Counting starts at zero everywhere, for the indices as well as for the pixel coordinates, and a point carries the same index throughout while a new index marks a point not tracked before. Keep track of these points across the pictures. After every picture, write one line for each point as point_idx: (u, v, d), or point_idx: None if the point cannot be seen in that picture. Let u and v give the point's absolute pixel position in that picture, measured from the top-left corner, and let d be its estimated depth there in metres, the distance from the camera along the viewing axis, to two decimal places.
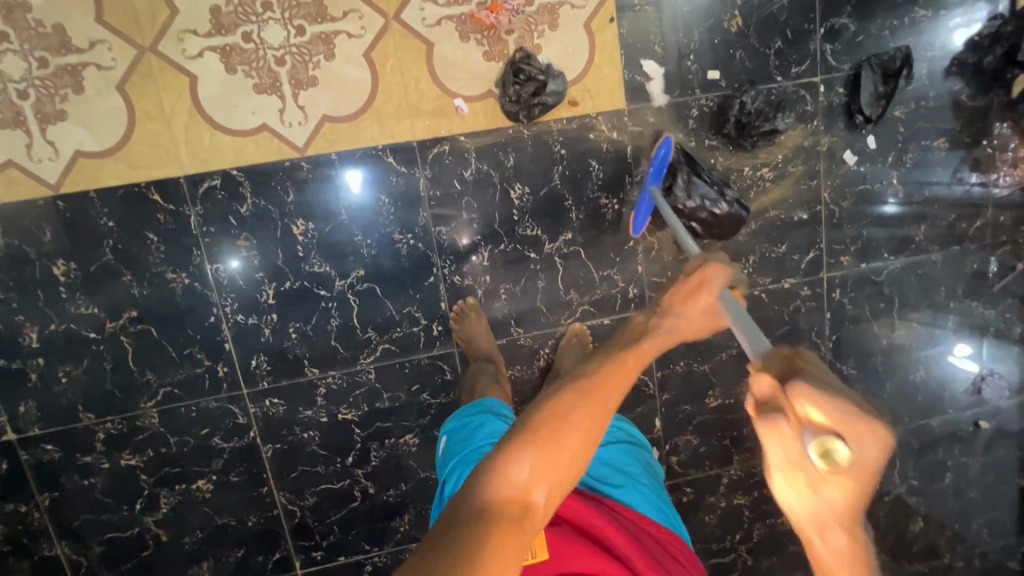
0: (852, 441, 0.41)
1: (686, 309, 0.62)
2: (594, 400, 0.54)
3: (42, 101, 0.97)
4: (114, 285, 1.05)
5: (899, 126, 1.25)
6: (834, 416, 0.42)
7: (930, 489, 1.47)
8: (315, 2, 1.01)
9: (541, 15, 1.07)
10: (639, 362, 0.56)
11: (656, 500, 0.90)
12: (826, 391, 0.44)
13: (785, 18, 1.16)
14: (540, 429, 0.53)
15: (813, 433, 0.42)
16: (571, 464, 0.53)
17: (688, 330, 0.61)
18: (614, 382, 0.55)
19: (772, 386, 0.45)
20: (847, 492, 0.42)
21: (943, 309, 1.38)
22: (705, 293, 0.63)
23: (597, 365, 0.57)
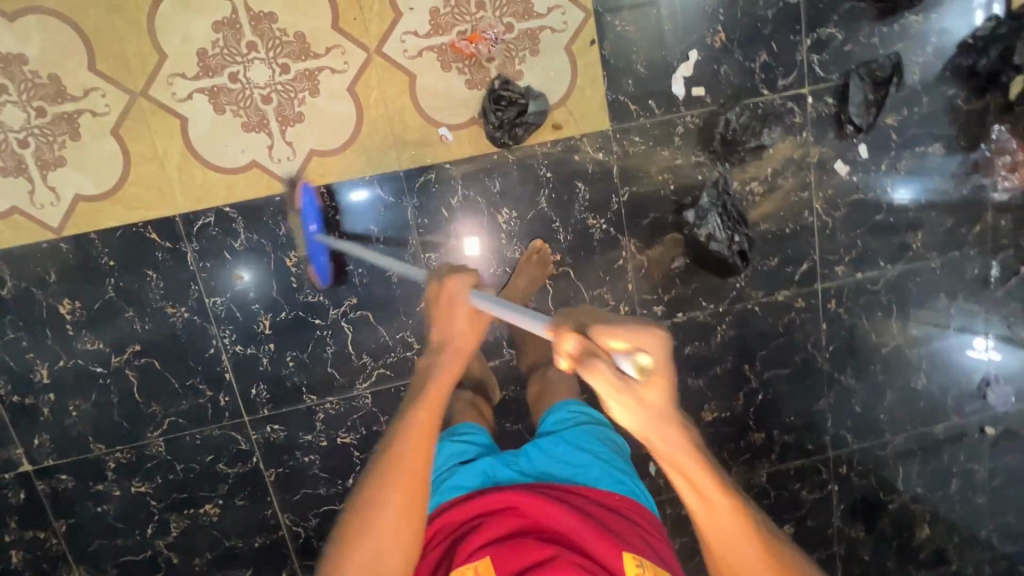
0: (647, 347, 0.53)
1: (455, 329, 0.74)
2: (393, 480, 0.67)
3: (41, 149, 1.01)
4: (118, 321, 1.09)
5: (891, 133, 1.23)
6: (632, 336, 0.52)
7: (936, 496, 1.46)
8: (298, 40, 1.03)
9: (522, 41, 1.08)
10: (422, 416, 0.70)
11: (617, 473, 0.87)
12: (614, 322, 0.54)
13: (770, 30, 1.14)
14: (353, 530, 0.65)
15: (622, 356, 0.52)
16: (392, 542, 0.66)
17: (466, 351, 0.75)
18: (407, 454, 0.68)
19: (580, 340, 0.53)
20: (661, 388, 0.55)
21: (943, 315, 1.36)
22: (459, 307, 0.74)
23: (392, 443, 0.70)
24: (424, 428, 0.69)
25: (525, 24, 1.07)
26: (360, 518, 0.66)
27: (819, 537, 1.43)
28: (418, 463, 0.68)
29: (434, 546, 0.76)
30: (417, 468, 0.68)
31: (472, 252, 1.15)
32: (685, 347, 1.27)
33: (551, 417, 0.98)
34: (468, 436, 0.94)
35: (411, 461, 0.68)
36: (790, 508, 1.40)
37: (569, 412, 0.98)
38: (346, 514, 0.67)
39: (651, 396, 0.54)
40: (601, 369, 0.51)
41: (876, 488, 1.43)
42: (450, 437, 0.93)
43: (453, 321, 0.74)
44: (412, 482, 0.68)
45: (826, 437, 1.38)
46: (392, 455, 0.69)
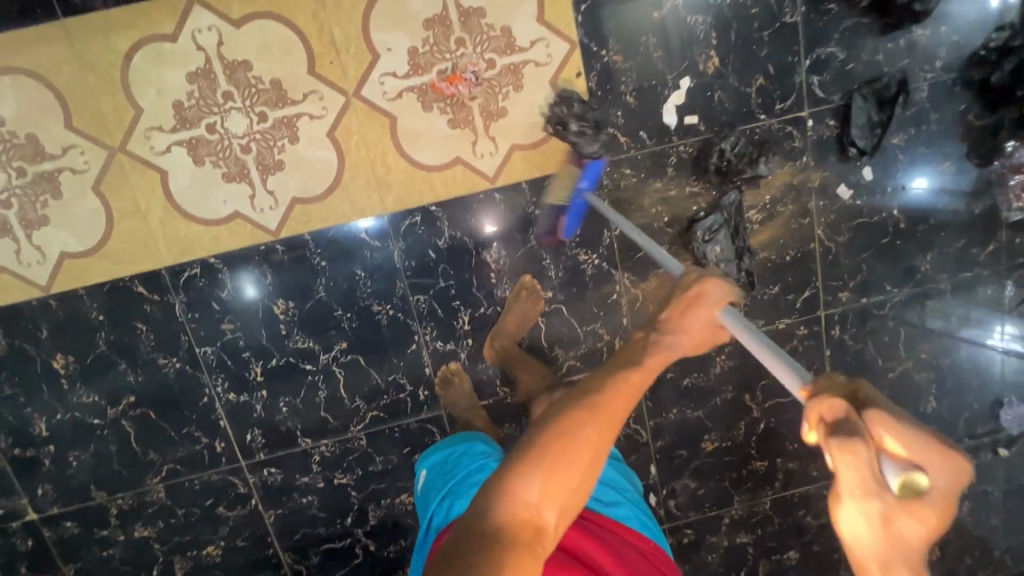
0: (939, 471, 0.37)
1: (687, 324, 0.65)
2: (602, 420, 0.57)
3: (25, 209, 1.01)
4: (111, 374, 1.09)
5: (897, 153, 1.17)
6: (916, 445, 0.38)
7: None
8: (274, 87, 1.00)
9: (504, 77, 1.04)
10: (634, 380, 0.60)
11: (639, 513, 0.90)
12: (899, 418, 0.39)
13: (766, 53, 1.09)
14: (544, 449, 0.56)
15: (890, 461, 0.38)
16: (580, 483, 0.56)
17: (686, 351, 0.65)
18: (619, 398, 0.59)
19: (846, 412, 0.41)
20: (926, 527, 0.37)
21: (954, 337, 1.31)
22: (705, 306, 0.65)
23: (598, 384, 0.60)
24: (644, 379, 0.60)
25: (507, 59, 1.04)
26: (556, 437, 0.56)
27: (826, 561, 1.41)
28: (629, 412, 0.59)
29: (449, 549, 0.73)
30: (625, 415, 0.58)
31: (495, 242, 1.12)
32: (683, 379, 1.25)
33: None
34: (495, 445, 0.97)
35: (621, 406, 0.58)
36: (796, 534, 1.38)
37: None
38: (538, 430, 0.58)
39: (910, 531, 0.37)
40: (855, 447, 0.38)
41: None
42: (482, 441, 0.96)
43: (693, 315, 0.65)
44: (616, 429, 0.58)
45: None
46: (603, 393, 0.59)
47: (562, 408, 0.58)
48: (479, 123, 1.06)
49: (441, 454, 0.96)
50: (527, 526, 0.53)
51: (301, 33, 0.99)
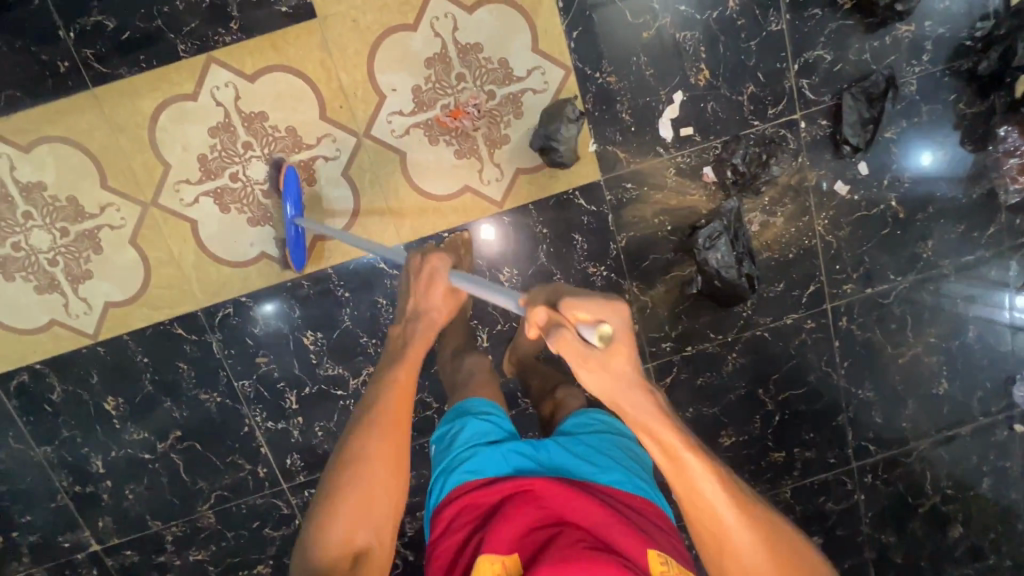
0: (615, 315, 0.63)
1: (434, 305, 0.86)
2: (378, 436, 0.77)
3: (70, 265, 1.08)
4: (158, 411, 1.17)
5: (891, 146, 1.21)
6: (593, 310, 0.63)
7: (967, 495, 1.44)
8: (290, 134, 1.07)
9: (505, 106, 1.10)
10: (396, 388, 0.80)
11: (636, 479, 0.90)
12: (579, 300, 0.64)
13: (755, 61, 1.13)
14: (341, 483, 0.74)
15: (584, 326, 0.62)
16: (378, 491, 0.74)
17: (439, 326, 0.87)
18: (388, 411, 0.78)
19: (549, 313, 0.64)
20: (622, 355, 0.63)
21: (962, 320, 1.33)
22: (438, 284, 0.85)
23: (372, 405, 0.80)
24: (402, 385, 0.81)
25: (506, 89, 1.09)
26: (345, 475, 0.74)
27: (848, 544, 1.44)
28: (401, 415, 0.79)
29: (457, 529, 0.80)
30: (399, 418, 0.78)
31: (502, 251, 1.16)
32: (697, 379, 1.29)
33: (570, 421, 0.99)
34: (495, 417, 0.95)
35: (391, 417, 0.78)
36: (818, 520, 1.42)
37: (590, 416, 1.00)
38: (335, 470, 0.76)
39: (617, 365, 0.63)
40: (566, 336, 0.61)
41: (904, 494, 1.43)
42: (478, 414, 0.94)
43: (432, 295, 0.85)
44: (394, 439, 0.77)
45: (848, 450, 1.38)
46: (376, 415, 0.78)
47: (345, 445, 0.77)
48: (484, 152, 1.11)
49: (440, 428, 0.97)
50: (346, 551, 0.71)
51: (311, 81, 1.05)
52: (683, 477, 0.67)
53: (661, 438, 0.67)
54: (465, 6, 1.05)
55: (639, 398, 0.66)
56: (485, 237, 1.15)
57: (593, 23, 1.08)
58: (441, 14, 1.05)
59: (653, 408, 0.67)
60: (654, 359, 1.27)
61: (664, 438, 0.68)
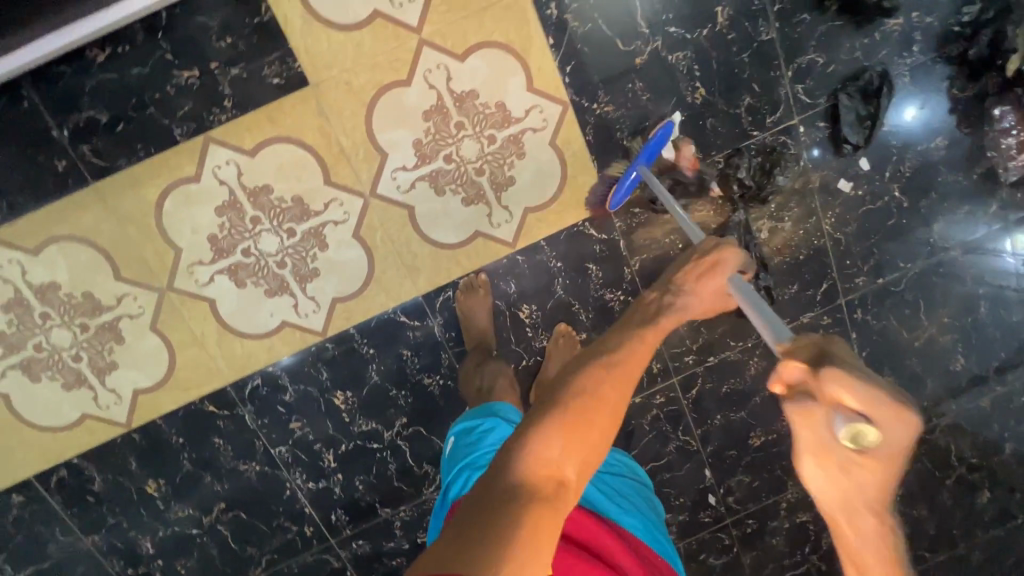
0: (884, 421, 0.51)
1: (698, 288, 0.76)
2: (615, 377, 0.60)
3: (94, 359, 1.08)
4: (199, 487, 1.18)
5: (889, 140, 1.23)
6: (866, 402, 0.51)
7: (993, 462, 1.48)
8: (297, 203, 1.07)
9: (507, 147, 1.10)
10: (644, 343, 0.65)
11: (653, 526, 0.92)
12: (859, 385, 0.52)
13: (749, 73, 1.14)
14: (569, 403, 0.57)
15: (842, 416, 0.52)
16: (599, 438, 0.57)
17: (696, 313, 0.75)
18: (634, 358, 0.63)
19: (802, 373, 0.56)
20: (873, 468, 0.53)
21: (973, 297, 1.35)
22: (719, 273, 0.76)
23: (614, 346, 0.64)
24: (658, 333, 0.67)
25: (507, 131, 1.09)
26: (570, 402, 0.58)
27: None
28: (648, 363, 0.64)
29: None
30: (644, 363, 0.63)
31: (519, 289, 1.17)
32: (722, 387, 1.31)
33: None
34: None
35: (641, 359, 0.63)
36: None
37: (615, 456, 1.04)
38: (559, 388, 0.60)
39: (858, 478, 0.54)
40: (810, 410, 0.54)
41: (931, 469, 1.47)
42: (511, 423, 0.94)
43: (709, 280, 0.76)
44: (630, 388, 0.60)
45: None
46: (626, 349, 0.63)
47: (587, 365, 0.61)
48: (491, 196, 1.11)
49: (469, 421, 0.97)
50: (551, 479, 0.54)
51: (311, 148, 1.05)
52: None
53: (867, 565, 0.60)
54: (456, 55, 1.05)
55: (864, 516, 0.58)
56: (500, 277, 1.16)
57: (586, 55, 1.08)
58: (433, 65, 1.04)
59: (874, 533, 0.58)
60: (678, 373, 1.30)
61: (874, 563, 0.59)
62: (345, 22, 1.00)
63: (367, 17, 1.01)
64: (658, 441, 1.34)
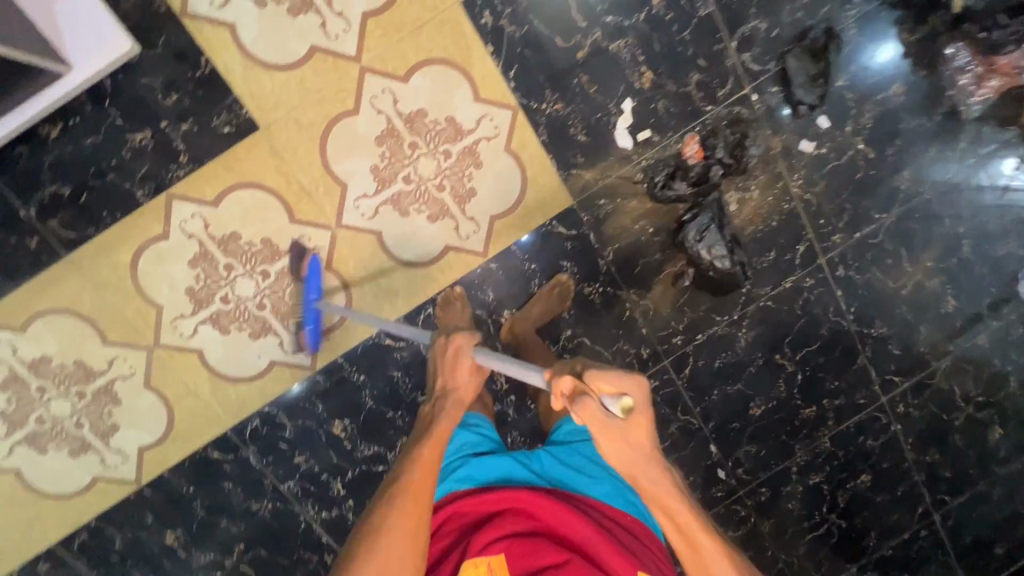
0: (633, 393, 0.65)
1: (459, 381, 0.91)
2: (398, 507, 0.76)
3: (96, 423, 1.11)
4: (216, 532, 1.19)
5: (846, 94, 1.22)
6: (619, 384, 0.65)
7: (1000, 398, 1.47)
8: (266, 245, 1.08)
9: (464, 160, 1.11)
10: (426, 457, 0.82)
11: (626, 493, 0.94)
12: (602, 372, 0.66)
13: (693, 50, 1.14)
14: (371, 535, 0.75)
15: (608, 399, 0.65)
16: (395, 566, 0.72)
17: (468, 395, 0.92)
18: (415, 480, 0.79)
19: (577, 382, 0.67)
20: (640, 424, 0.69)
21: (955, 237, 1.34)
22: (461, 362, 0.91)
23: (401, 469, 0.82)
24: (440, 433, 0.86)
25: (461, 143, 1.10)
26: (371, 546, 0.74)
27: (896, 472, 1.49)
28: (434, 463, 0.81)
29: (445, 535, 0.85)
30: (429, 467, 0.81)
31: (497, 297, 1.18)
32: (714, 362, 1.32)
33: (564, 428, 1.01)
34: (482, 428, 1.00)
35: (426, 466, 0.81)
36: (862, 459, 1.47)
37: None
38: (361, 534, 0.76)
39: (629, 433, 0.70)
40: (591, 406, 0.67)
41: (938, 413, 1.47)
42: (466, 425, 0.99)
43: (460, 370, 0.91)
44: (415, 511, 0.76)
45: (874, 387, 1.42)
46: (407, 475, 0.80)
47: (382, 497, 0.79)
48: (455, 209, 1.12)
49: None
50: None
51: (272, 189, 1.06)
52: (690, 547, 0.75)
53: (665, 501, 0.74)
54: (399, 77, 1.05)
55: (649, 465, 0.73)
56: (477, 287, 1.17)
57: (528, 57, 1.08)
58: (378, 90, 1.05)
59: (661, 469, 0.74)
60: (669, 354, 1.29)
61: (668, 498, 0.74)
62: (285, 61, 1.02)
63: (306, 53, 1.02)
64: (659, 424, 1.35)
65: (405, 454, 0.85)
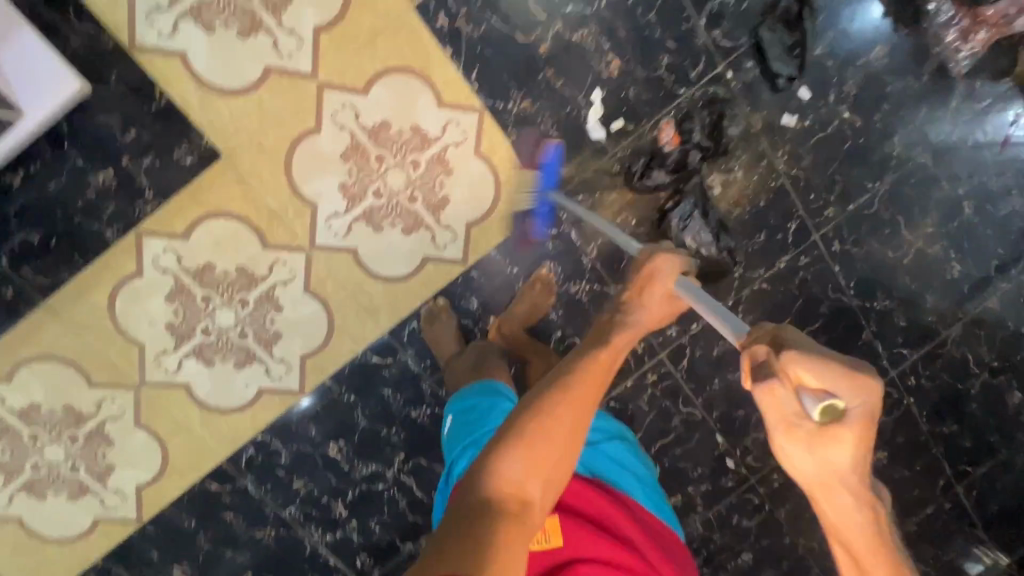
0: (839, 392, 0.54)
1: (647, 302, 0.82)
2: (572, 397, 0.69)
3: (91, 465, 1.11)
4: (222, 563, 1.18)
5: (825, 62, 1.17)
6: (822, 375, 0.54)
7: (1017, 362, 1.41)
8: (241, 273, 1.07)
9: (433, 168, 1.08)
10: (601, 359, 0.73)
11: (654, 495, 0.89)
12: (818, 358, 0.55)
13: (661, 32, 1.09)
14: (529, 429, 0.66)
15: (809, 397, 0.55)
16: (558, 454, 0.66)
17: (656, 319, 0.83)
18: (592, 376, 0.71)
19: (770, 356, 0.59)
20: (844, 439, 0.56)
21: (955, 200, 1.29)
22: (658, 283, 0.83)
23: (573, 364, 0.73)
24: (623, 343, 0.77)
25: (428, 152, 1.07)
26: (538, 423, 0.66)
27: (912, 446, 1.45)
28: (608, 372, 0.73)
29: None
30: (600, 379, 0.72)
31: (482, 304, 1.15)
32: (713, 351, 1.28)
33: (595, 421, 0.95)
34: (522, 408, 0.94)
35: (600, 372, 0.73)
36: (875, 436, 1.43)
37: (613, 421, 0.97)
38: (523, 411, 0.68)
39: (835, 451, 0.56)
40: (781, 393, 0.57)
41: (953, 382, 1.41)
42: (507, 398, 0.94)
43: (652, 291, 0.83)
44: (586, 408, 0.69)
45: (882, 361, 1.37)
46: (582, 370, 0.72)
47: (546, 387, 0.70)
48: (429, 220, 1.10)
49: (468, 400, 0.95)
50: (514, 498, 0.63)
51: (242, 217, 1.05)
52: None
53: (855, 544, 0.60)
54: (358, 90, 1.03)
55: (850, 501, 0.59)
56: (460, 296, 1.14)
57: (489, 57, 1.05)
58: (338, 106, 1.03)
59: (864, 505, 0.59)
60: (664, 347, 1.28)
61: (861, 544, 0.60)
62: (240, 85, 0.99)
63: (260, 75, 0.99)
64: (660, 418, 1.32)
65: (574, 353, 0.77)
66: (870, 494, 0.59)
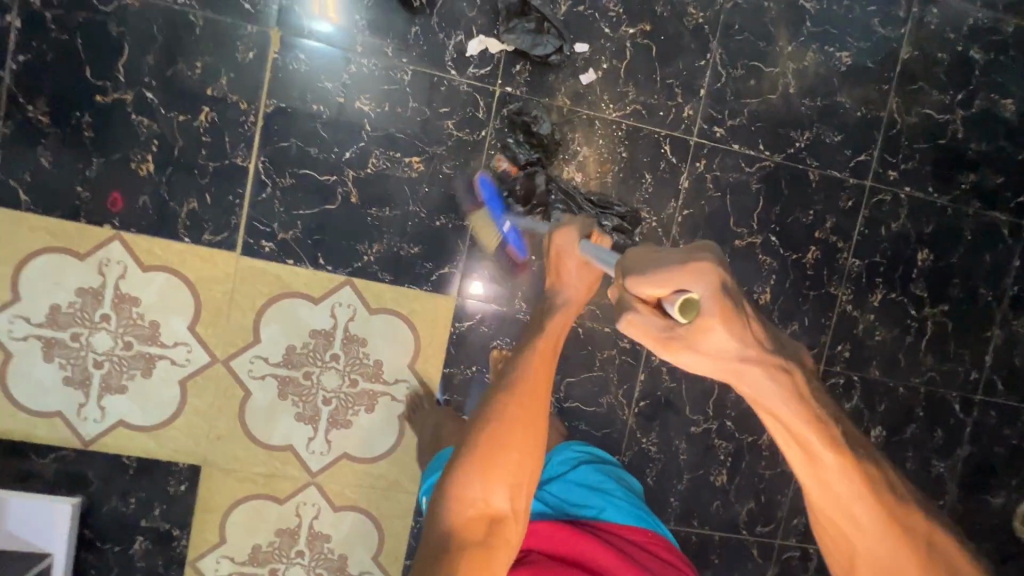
0: (687, 284, 0.53)
1: (568, 278, 0.87)
2: (514, 399, 0.76)
3: None
4: None
5: (578, 9, 1.14)
6: (665, 280, 0.54)
7: (975, 79, 1.29)
8: (282, 533, 1.17)
9: (351, 348, 1.15)
10: (543, 348, 0.81)
11: (630, 505, 0.97)
12: (653, 270, 0.56)
13: (431, 107, 1.13)
14: (479, 446, 0.74)
15: (666, 302, 0.55)
16: (512, 457, 0.73)
17: (579, 297, 0.86)
18: (536, 364, 0.79)
19: (625, 290, 0.61)
20: (716, 325, 0.52)
21: (790, 7, 1.21)
22: (568, 256, 0.86)
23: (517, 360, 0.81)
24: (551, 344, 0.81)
25: (337, 339, 1.15)
26: (487, 433, 0.74)
27: (946, 222, 1.32)
28: (544, 391, 0.78)
29: None
30: (547, 364, 0.79)
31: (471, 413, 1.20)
32: None
33: (558, 458, 1.05)
34: None
35: (527, 408, 0.75)
36: (902, 241, 1.31)
37: (578, 449, 1.07)
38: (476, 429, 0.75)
39: (714, 340, 0.53)
40: (641, 318, 0.57)
41: (932, 143, 1.29)
42: None
43: (568, 267, 0.87)
44: (536, 403, 0.76)
45: (849, 180, 1.28)
46: (527, 363, 0.79)
47: (464, 450, 0.74)
48: (379, 386, 1.17)
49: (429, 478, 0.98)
50: (482, 515, 0.71)
51: (251, 495, 1.15)
52: (812, 469, 0.55)
53: (796, 429, 0.55)
54: (253, 340, 1.13)
55: (762, 373, 0.54)
56: None
57: (323, 239, 1.13)
58: (249, 363, 1.13)
59: (787, 388, 0.54)
60: None
61: (796, 425, 0.54)
62: (173, 408, 1.12)
63: (180, 391, 1.12)
64: (694, 379, 1.28)
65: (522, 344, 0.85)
66: (790, 369, 0.54)
